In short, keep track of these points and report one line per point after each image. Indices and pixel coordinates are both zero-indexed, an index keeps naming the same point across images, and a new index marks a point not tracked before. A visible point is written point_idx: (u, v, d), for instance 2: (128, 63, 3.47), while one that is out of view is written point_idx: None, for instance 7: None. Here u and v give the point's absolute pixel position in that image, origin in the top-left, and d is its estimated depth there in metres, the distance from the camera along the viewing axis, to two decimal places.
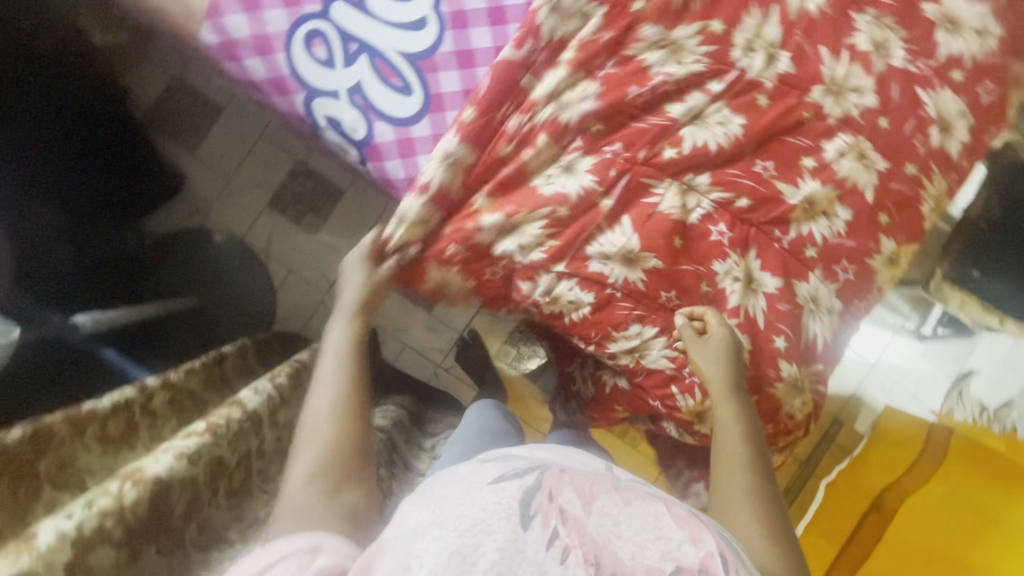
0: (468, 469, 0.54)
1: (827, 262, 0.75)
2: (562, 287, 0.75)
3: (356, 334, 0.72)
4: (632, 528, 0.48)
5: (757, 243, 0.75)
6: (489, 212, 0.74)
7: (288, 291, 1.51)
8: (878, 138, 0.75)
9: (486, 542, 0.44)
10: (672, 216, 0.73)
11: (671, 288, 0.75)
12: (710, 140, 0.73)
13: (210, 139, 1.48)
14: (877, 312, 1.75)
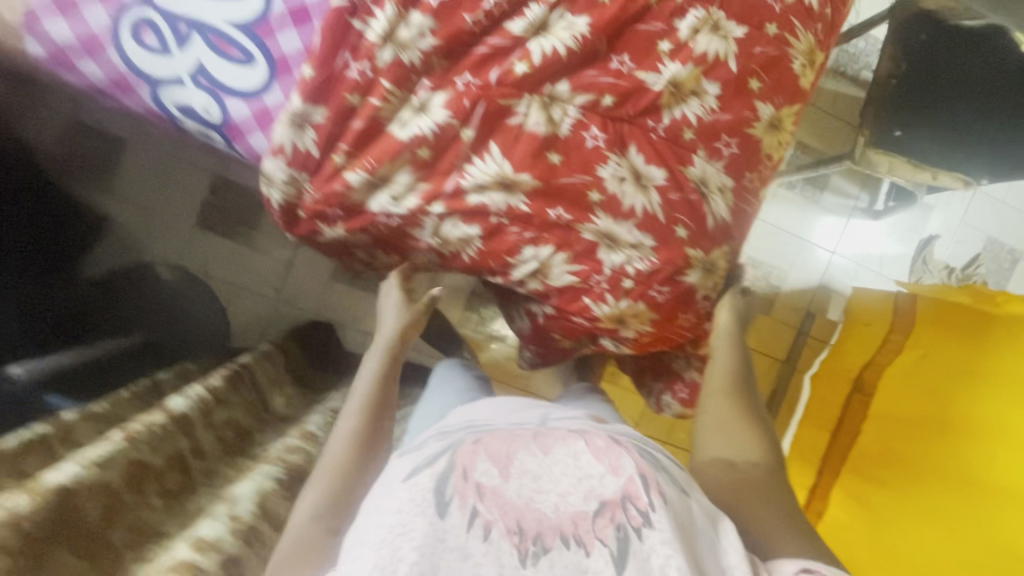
0: (391, 470, 0.57)
1: (706, 142, 0.74)
2: (447, 227, 0.75)
3: (388, 360, 0.85)
4: (553, 477, 0.51)
5: (634, 138, 0.73)
6: (353, 171, 0.73)
7: (238, 304, 1.52)
8: (731, 6, 0.72)
9: (405, 541, 0.47)
10: (537, 132, 0.71)
11: (557, 205, 0.73)
12: (558, 45, 0.70)
13: (127, 174, 1.46)
14: (825, 198, 1.71)
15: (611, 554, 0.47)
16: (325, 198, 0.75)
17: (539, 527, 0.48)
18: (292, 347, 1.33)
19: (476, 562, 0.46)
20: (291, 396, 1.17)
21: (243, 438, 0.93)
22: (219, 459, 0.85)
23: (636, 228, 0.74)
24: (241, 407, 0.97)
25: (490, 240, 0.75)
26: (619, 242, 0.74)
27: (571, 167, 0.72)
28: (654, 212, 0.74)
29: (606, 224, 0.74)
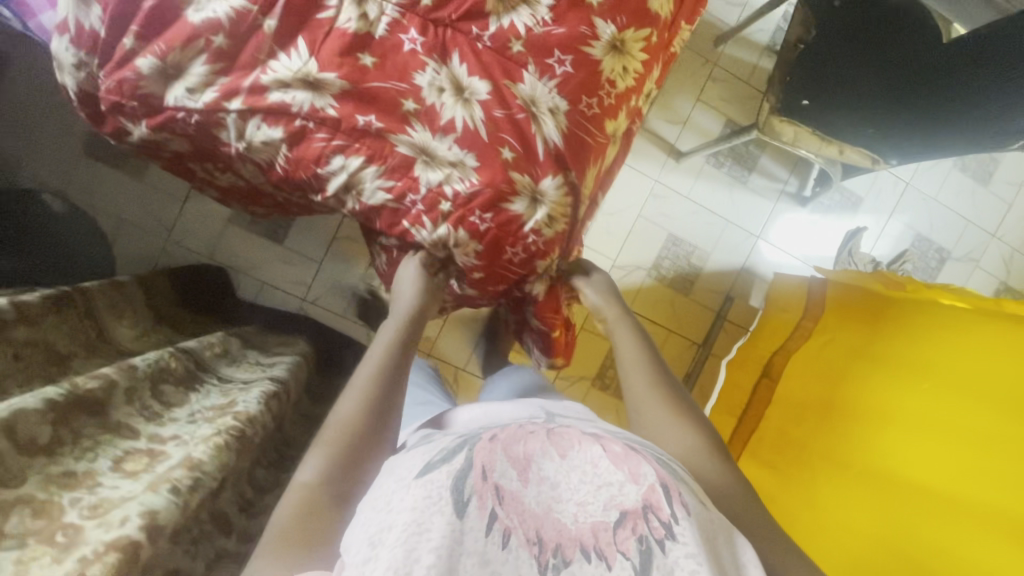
0: (406, 464, 0.63)
1: (537, 58, 0.77)
2: (250, 128, 0.76)
3: (398, 341, 0.82)
4: (572, 487, 0.60)
5: (455, 49, 0.76)
6: (145, 57, 0.74)
7: (124, 241, 1.45)
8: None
9: (424, 541, 0.53)
10: (358, 32, 0.74)
11: (368, 113, 0.75)
12: None
13: (7, 94, 1.37)
14: (751, 180, 1.68)
15: (634, 566, 0.55)
16: (120, 87, 0.75)
17: (559, 538, 0.56)
18: (159, 279, 1.24)
19: (497, 565, 0.54)
20: (142, 328, 1.11)
21: (53, 364, 0.86)
22: (9, 376, 0.79)
23: (453, 144, 0.76)
24: (59, 329, 0.90)
25: (293, 145, 0.77)
26: (435, 158, 0.77)
27: (380, 72, 0.74)
28: (473, 129, 0.76)
29: (422, 138, 0.76)
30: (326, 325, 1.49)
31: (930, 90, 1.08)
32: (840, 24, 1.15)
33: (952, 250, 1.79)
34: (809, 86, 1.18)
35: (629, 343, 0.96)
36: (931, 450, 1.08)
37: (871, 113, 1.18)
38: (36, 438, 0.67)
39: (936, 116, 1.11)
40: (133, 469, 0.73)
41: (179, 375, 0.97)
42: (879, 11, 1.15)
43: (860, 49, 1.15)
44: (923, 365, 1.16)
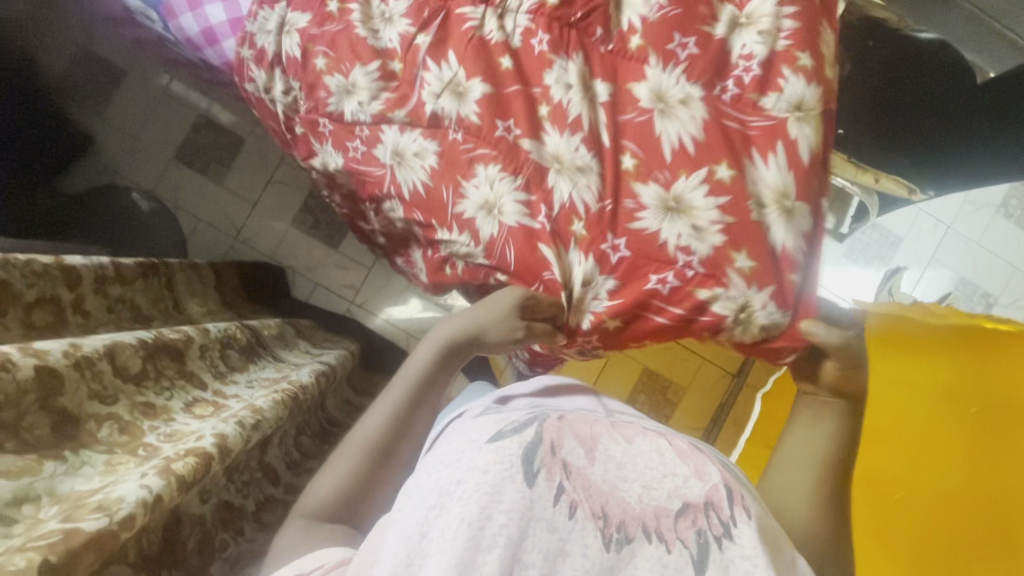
0: (477, 429, 0.67)
1: (658, 47, 0.86)
2: (407, 140, 0.92)
3: (436, 360, 0.80)
4: (637, 470, 0.63)
5: (581, 52, 0.88)
6: (330, 74, 0.94)
7: (197, 237, 1.59)
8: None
9: (495, 506, 0.55)
10: (503, 42, 0.90)
11: (506, 118, 0.88)
12: None
13: (118, 106, 1.58)
14: None
15: (691, 558, 0.55)
16: (316, 106, 0.96)
17: (624, 518, 0.57)
18: (229, 271, 1.35)
19: (562, 533, 0.55)
20: (212, 306, 1.20)
21: (137, 320, 0.96)
22: (101, 323, 0.88)
23: (579, 143, 0.86)
24: (144, 293, 1.00)
25: (444, 156, 0.91)
26: (563, 166, 0.87)
27: (515, 77, 0.89)
28: (596, 131, 0.87)
29: (546, 143, 0.88)
30: (370, 327, 1.57)
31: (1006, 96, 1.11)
32: (879, 65, 1.22)
33: (998, 296, 1.76)
34: (862, 119, 1.26)
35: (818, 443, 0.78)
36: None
37: (906, 148, 1.25)
38: (128, 368, 0.74)
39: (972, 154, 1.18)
40: (203, 413, 0.78)
41: (243, 345, 1.04)
42: (917, 57, 1.20)
43: (903, 88, 1.21)
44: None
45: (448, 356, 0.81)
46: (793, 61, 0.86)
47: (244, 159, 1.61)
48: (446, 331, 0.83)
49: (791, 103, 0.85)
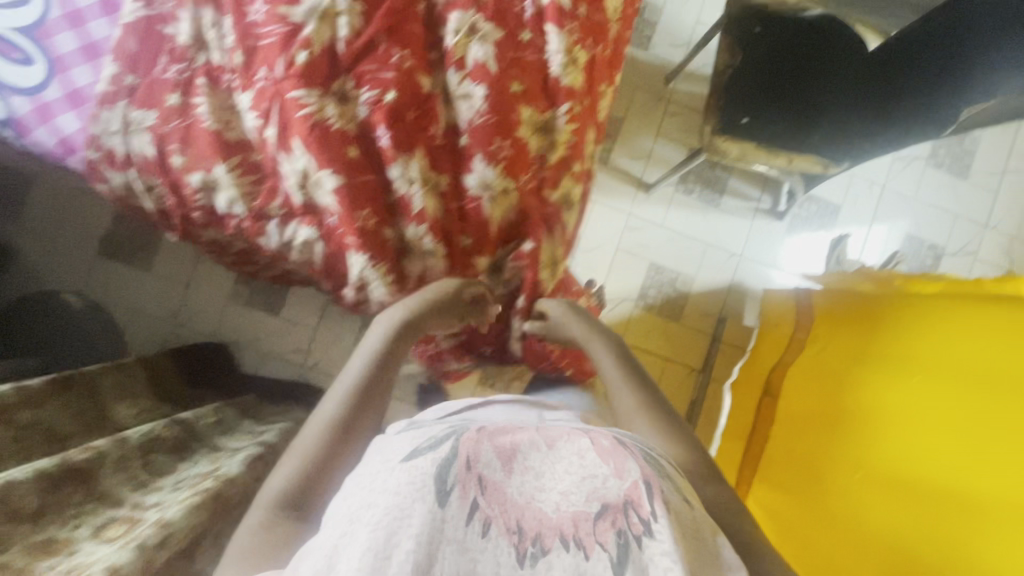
0: (395, 447, 0.62)
1: (481, 148, 0.77)
2: (290, 231, 0.77)
3: (381, 352, 0.76)
4: (556, 477, 0.58)
5: (420, 143, 0.75)
6: (191, 172, 0.75)
7: (136, 329, 1.55)
8: (486, 10, 0.77)
9: (402, 529, 0.52)
10: (346, 129, 0.73)
11: (363, 206, 0.74)
12: (302, 54, 0.71)
13: (32, 213, 1.55)
14: (724, 199, 1.72)
15: (610, 560, 0.52)
16: (182, 202, 0.78)
17: (539, 526, 0.54)
18: (165, 362, 1.31)
19: (472, 553, 0.52)
20: (144, 404, 1.15)
21: (53, 441, 0.91)
22: (8, 456, 0.84)
23: (425, 233, 0.76)
24: (61, 411, 0.96)
25: (329, 242, 0.77)
26: (411, 249, 0.78)
27: (367, 164, 0.74)
28: (441, 219, 0.77)
29: (402, 229, 0.76)
30: (324, 388, 1.54)
31: (920, 45, 1.05)
32: (781, 47, 1.22)
33: (945, 245, 1.76)
34: (769, 113, 1.21)
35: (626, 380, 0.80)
36: (942, 447, 0.97)
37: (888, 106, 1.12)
38: (25, 507, 0.72)
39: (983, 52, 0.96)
40: (113, 535, 0.75)
41: (171, 444, 1.00)
42: (793, 35, 1.22)
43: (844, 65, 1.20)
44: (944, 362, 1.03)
45: (406, 329, 0.77)
46: (574, 168, 0.87)
47: (175, 243, 1.63)
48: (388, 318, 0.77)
49: (567, 197, 0.87)
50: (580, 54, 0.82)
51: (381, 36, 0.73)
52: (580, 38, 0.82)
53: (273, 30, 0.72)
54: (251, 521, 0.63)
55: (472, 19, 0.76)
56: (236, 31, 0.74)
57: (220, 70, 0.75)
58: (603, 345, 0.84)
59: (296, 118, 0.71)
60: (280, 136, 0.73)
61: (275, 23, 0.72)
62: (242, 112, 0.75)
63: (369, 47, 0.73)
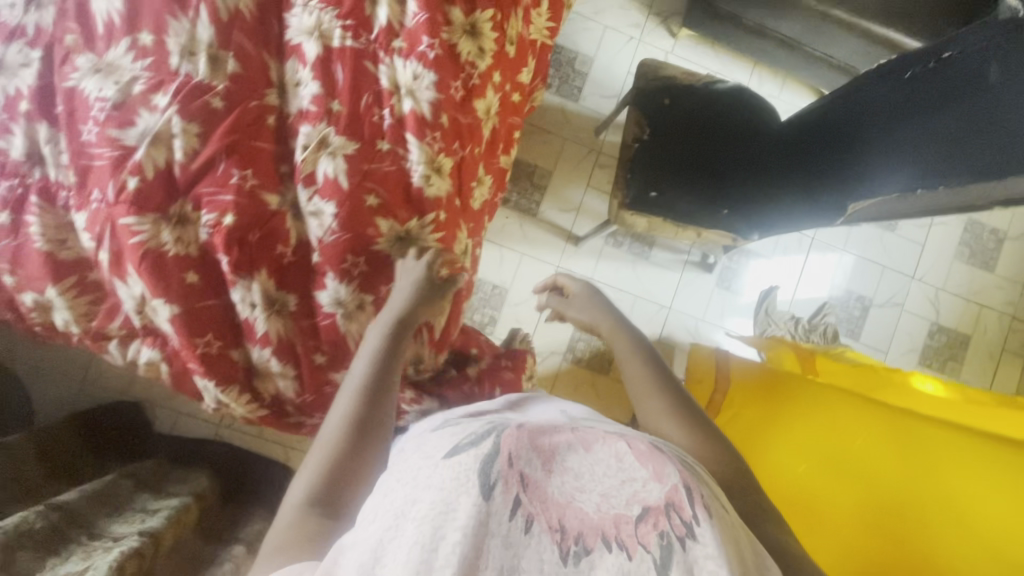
0: (434, 444, 0.59)
1: (332, 266, 0.75)
2: (133, 351, 0.74)
3: (383, 346, 0.71)
4: (595, 478, 0.52)
5: (265, 264, 0.73)
6: (24, 292, 0.72)
7: (41, 389, 1.49)
8: (339, 122, 0.75)
9: (447, 522, 0.47)
10: (185, 254, 0.70)
11: (204, 332, 0.71)
12: (134, 180, 0.69)
13: None
14: (655, 251, 1.72)
15: (654, 561, 0.46)
16: (21, 318, 0.75)
17: (581, 526, 0.48)
18: (63, 433, 1.24)
19: (517, 550, 0.47)
20: (29, 483, 1.08)
21: None
22: None
23: (271, 356, 0.73)
24: None
25: (173, 363, 0.74)
26: (259, 369, 0.75)
27: (208, 287, 0.72)
28: (290, 339, 0.75)
29: (249, 351, 0.74)
30: (239, 446, 1.51)
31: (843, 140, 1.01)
32: (697, 115, 1.21)
33: (873, 296, 1.78)
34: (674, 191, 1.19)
35: (627, 348, 0.87)
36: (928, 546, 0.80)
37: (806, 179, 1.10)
38: None
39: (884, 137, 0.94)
40: None
41: (42, 537, 0.91)
42: (702, 109, 1.21)
43: (759, 136, 1.20)
44: (857, 432, 0.91)
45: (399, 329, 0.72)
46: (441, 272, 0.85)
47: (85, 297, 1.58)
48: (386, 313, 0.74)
49: None
50: (444, 162, 0.80)
51: (222, 158, 0.71)
52: (444, 145, 0.79)
53: (105, 151, 0.69)
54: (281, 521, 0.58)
55: (322, 133, 0.74)
56: (68, 149, 0.70)
57: (55, 186, 0.72)
58: (608, 321, 0.93)
59: (129, 246, 0.69)
60: (115, 262, 0.70)
61: (106, 144, 0.69)
62: (78, 233, 0.72)
63: (209, 169, 0.70)
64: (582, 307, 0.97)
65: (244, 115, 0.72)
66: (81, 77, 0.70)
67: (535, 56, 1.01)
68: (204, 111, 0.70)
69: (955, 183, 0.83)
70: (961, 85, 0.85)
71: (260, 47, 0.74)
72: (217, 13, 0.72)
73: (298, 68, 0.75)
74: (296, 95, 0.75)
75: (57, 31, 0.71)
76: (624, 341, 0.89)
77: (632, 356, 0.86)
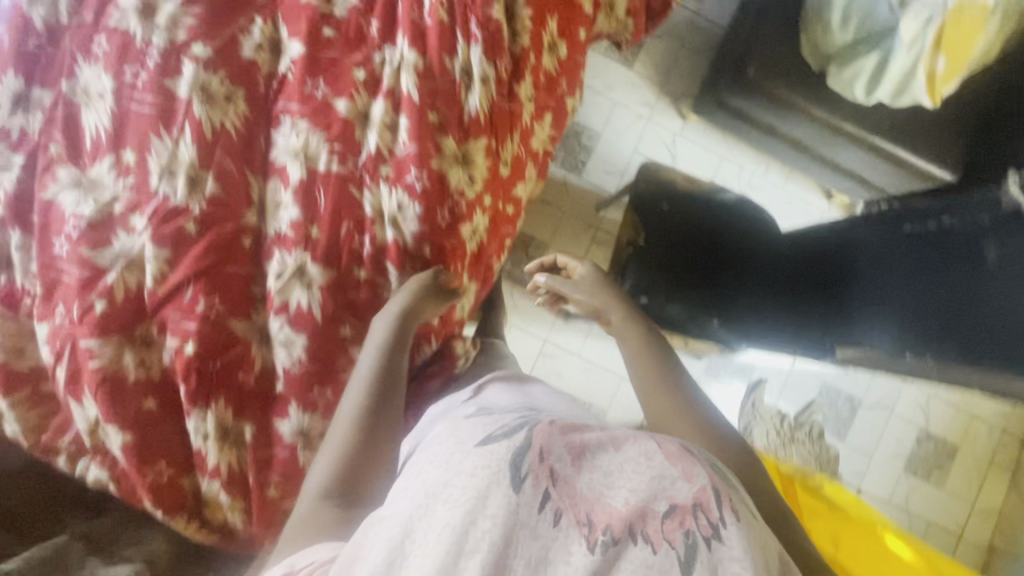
0: (466, 433, 0.54)
1: (294, 398, 0.72)
2: (81, 467, 0.72)
3: (393, 335, 0.71)
4: (626, 472, 0.45)
5: (225, 393, 0.70)
6: None
7: None
8: (317, 249, 0.73)
9: (478, 509, 0.43)
10: (144, 378, 0.69)
11: (154, 460, 0.69)
12: (100, 303, 0.67)
13: None
14: None
15: (678, 558, 0.40)
16: None
17: (609, 519, 0.42)
18: None
19: (541, 547, 0.42)
20: None
21: None
22: None
23: (221, 489, 0.71)
24: None
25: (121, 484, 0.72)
26: (208, 498, 0.72)
27: (165, 413, 0.70)
28: (243, 471, 0.72)
29: (199, 480, 0.71)
30: None
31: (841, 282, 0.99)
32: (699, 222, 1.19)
33: (862, 397, 1.75)
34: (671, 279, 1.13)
35: (634, 337, 0.86)
36: None
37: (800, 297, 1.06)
38: None
39: (881, 292, 0.91)
40: None
41: None
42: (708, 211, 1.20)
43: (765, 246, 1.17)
44: None
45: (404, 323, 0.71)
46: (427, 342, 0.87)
47: None
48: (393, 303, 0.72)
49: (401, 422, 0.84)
50: None
51: (191, 284, 0.69)
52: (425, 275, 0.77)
53: (74, 269, 0.68)
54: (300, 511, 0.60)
55: (298, 261, 0.72)
56: (37, 260, 0.69)
57: (20, 294, 0.70)
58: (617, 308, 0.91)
59: (87, 368, 0.67)
60: (70, 381, 0.68)
61: (75, 262, 0.67)
62: (38, 344, 0.70)
63: (178, 294, 0.69)
64: (589, 290, 0.94)
65: (220, 238, 0.70)
66: (58, 190, 0.69)
67: (534, 165, 0.98)
68: (179, 235, 0.69)
69: (942, 359, 0.78)
70: (958, 251, 0.83)
71: (243, 166, 0.72)
72: (201, 133, 0.70)
73: (280, 188, 0.73)
74: (276, 216, 0.73)
75: (40, 139, 0.70)
76: (634, 329, 0.87)
77: (642, 347, 0.84)
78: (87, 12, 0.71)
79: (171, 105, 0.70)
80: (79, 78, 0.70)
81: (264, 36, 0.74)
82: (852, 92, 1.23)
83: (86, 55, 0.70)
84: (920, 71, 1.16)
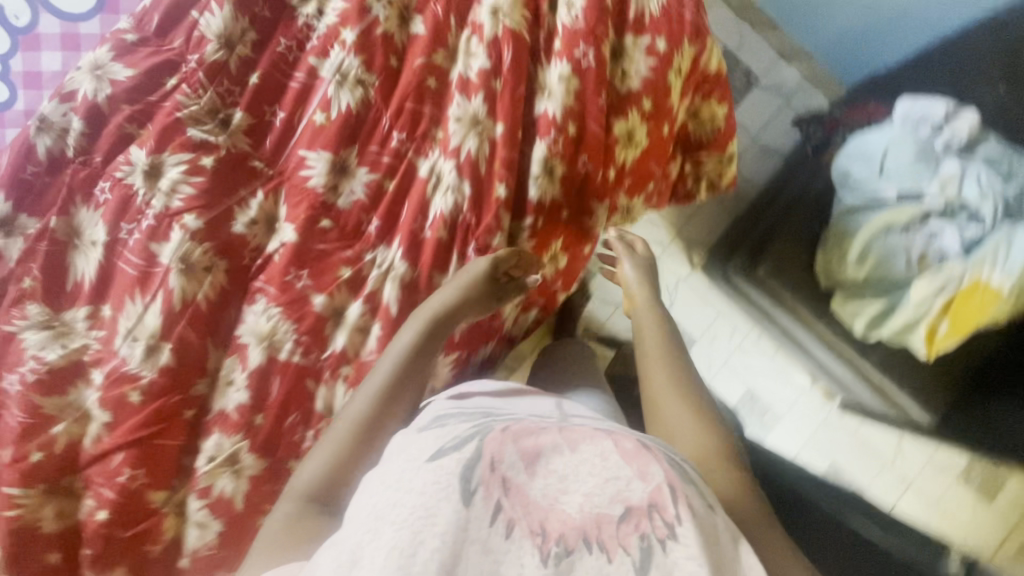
0: (418, 444, 0.50)
1: None
2: None
3: (425, 332, 0.68)
4: (578, 477, 0.44)
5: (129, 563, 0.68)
6: None
7: None
8: (256, 437, 0.71)
9: (427, 530, 0.40)
10: (54, 532, 0.67)
11: None
12: (32, 452, 0.66)
13: None
14: None
15: (633, 564, 0.40)
16: None
17: (562, 529, 0.41)
18: None
19: (496, 560, 0.40)
20: None
21: None
22: None
23: None
24: None
25: None
26: None
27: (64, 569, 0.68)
28: None
29: None
30: None
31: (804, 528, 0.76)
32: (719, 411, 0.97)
33: None
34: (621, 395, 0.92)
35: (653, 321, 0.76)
36: None
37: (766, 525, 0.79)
38: None
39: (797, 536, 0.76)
40: None
41: None
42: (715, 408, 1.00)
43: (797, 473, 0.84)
44: None
45: (441, 323, 0.69)
46: None
47: None
48: (432, 305, 0.70)
49: None
50: None
51: (125, 450, 0.68)
52: None
53: (12, 412, 0.67)
54: (278, 513, 0.57)
55: (234, 446, 0.70)
56: None
57: None
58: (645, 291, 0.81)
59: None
60: None
61: (16, 405, 0.67)
62: None
63: (109, 457, 0.68)
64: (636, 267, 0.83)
65: (164, 408, 0.69)
66: (24, 327, 0.69)
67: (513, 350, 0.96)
68: (125, 400, 0.68)
69: None
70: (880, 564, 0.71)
71: (206, 338, 0.71)
72: (170, 302, 0.69)
73: (235, 365, 0.72)
74: (225, 392, 0.72)
75: (16, 268, 0.69)
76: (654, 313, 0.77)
77: (664, 332, 0.73)
78: (97, 154, 0.71)
79: (151, 269, 0.70)
80: (75, 217, 0.71)
81: (261, 212, 0.73)
82: (851, 324, 1.21)
83: (87, 199, 0.71)
84: (920, 328, 1.11)
